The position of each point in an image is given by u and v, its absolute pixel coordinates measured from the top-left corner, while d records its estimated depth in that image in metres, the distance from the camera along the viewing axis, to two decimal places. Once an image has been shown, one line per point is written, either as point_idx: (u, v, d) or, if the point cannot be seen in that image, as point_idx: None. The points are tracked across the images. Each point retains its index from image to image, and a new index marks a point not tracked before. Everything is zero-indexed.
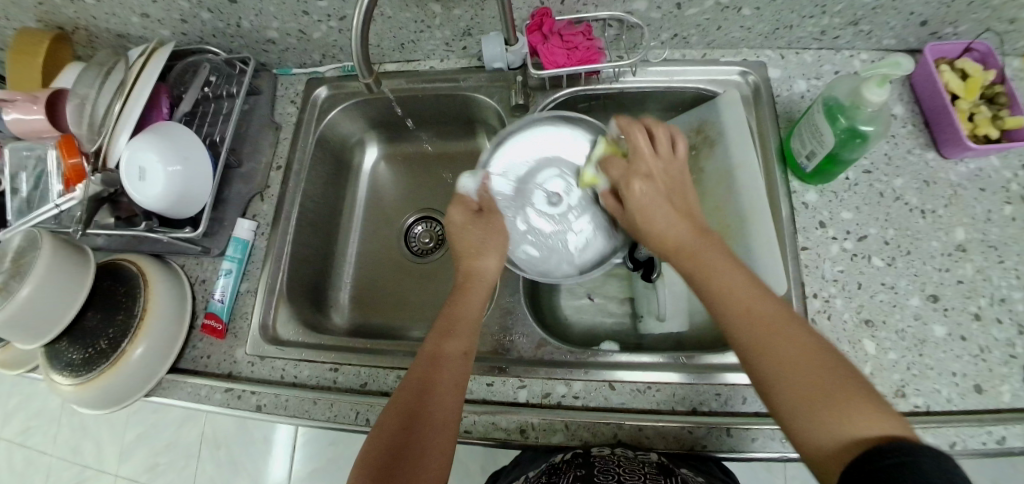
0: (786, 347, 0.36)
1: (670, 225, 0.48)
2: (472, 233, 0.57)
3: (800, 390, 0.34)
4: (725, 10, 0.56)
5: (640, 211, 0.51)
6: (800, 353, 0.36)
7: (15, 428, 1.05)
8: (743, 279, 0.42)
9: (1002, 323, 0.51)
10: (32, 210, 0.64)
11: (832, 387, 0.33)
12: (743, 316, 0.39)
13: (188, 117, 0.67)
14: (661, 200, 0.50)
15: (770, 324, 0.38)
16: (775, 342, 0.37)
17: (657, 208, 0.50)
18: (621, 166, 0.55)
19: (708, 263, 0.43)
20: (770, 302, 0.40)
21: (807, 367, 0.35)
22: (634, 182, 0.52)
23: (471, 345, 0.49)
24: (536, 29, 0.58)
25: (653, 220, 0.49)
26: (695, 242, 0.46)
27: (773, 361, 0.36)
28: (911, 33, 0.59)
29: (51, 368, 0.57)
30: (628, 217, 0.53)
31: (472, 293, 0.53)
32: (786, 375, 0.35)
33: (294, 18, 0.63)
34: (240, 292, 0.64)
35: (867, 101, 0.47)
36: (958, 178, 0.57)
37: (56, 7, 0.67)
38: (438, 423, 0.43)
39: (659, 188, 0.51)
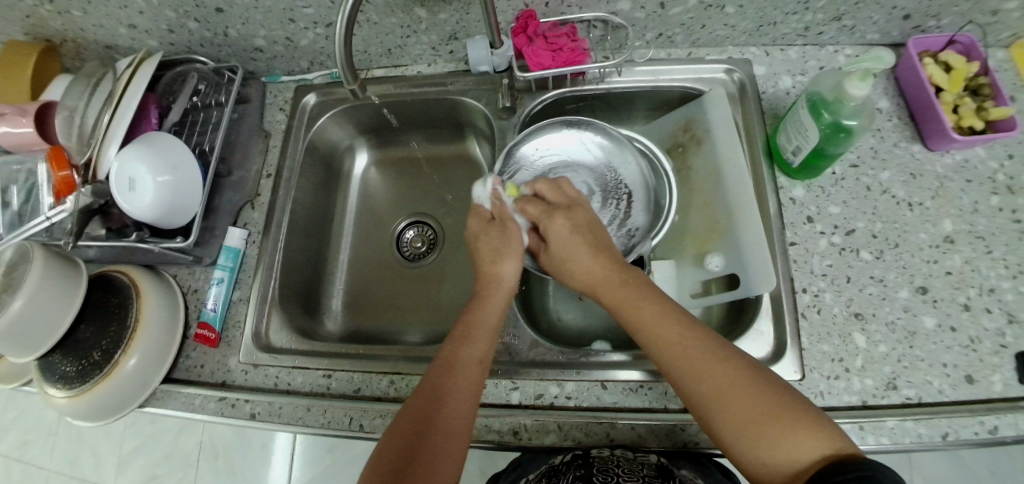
0: (721, 376, 0.39)
1: (594, 264, 0.49)
2: (489, 238, 0.54)
3: (743, 420, 0.37)
4: (709, 8, 0.57)
5: (562, 251, 0.51)
6: (731, 383, 0.38)
7: (12, 441, 1.04)
8: (671, 313, 0.44)
9: (992, 313, 0.51)
10: (24, 223, 0.64)
11: (773, 410, 0.36)
12: (675, 357, 0.42)
13: (177, 126, 0.67)
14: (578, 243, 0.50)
15: (699, 361, 0.40)
16: (708, 376, 0.39)
17: (578, 247, 0.50)
18: (539, 206, 0.54)
19: (633, 300, 0.45)
20: (695, 333, 0.42)
21: (739, 396, 0.38)
22: (554, 219, 0.52)
23: (487, 353, 0.48)
24: (520, 32, 0.59)
25: (575, 260, 0.50)
26: (620, 279, 0.47)
27: (710, 396, 0.39)
28: (893, 28, 0.60)
29: (45, 381, 0.57)
30: (551, 258, 0.52)
31: (492, 300, 0.52)
32: (725, 407, 0.38)
33: (281, 26, 0.63)
34: (232, 300, 0.64)
35: (850, 94, 0.47)
36: (945, 170, 0.58)
37: (44, 19, 0.67)
38: (451, 431, 0.43)
39: (579, 227, 0.51)
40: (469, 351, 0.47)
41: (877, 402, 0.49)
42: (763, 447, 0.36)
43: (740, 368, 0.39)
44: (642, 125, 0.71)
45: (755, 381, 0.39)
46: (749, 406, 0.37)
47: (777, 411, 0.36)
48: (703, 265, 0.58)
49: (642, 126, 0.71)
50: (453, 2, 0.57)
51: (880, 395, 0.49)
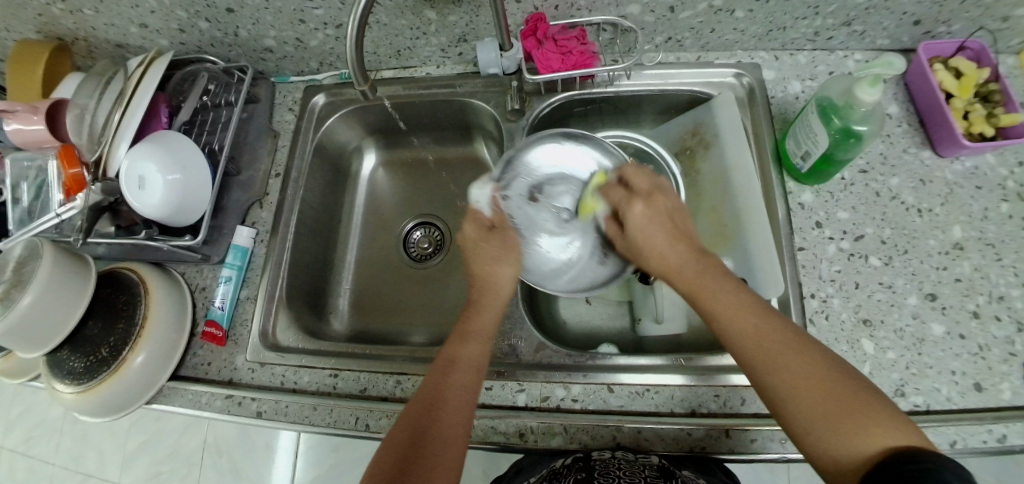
0: (799, 366, 0.37)
1: (673, 249, 0.49)
2: (486, 248, 0.56)
3: (819, 413, 0.35)
4: (718, 12, 0.57)
5: (641, 236, 0.51)
6: (806, 371, 0.37)
7: (18, 437, 1.05)
8: (748, 301, 0.42)
9: (1001, 320, 0.51)
10: (34, 220, 0.65)
11: (850, 406, 0.35)
12: (750, 339, 0.40)
13: (187, 125, 0.68)
14: (658, 224, 0.50)
15: (778, 348, 0.39)
16: (785, 365, 0.38)
17: (658, 233, 0.50)
18: (622, 192, 0.55)
19: (710, 286, 0.44)
20: (772, 323, 0.41)
21: (817, 389, 0.36)
22: (633, 205, 0.52)
23: (481, 361, 0.49)
24: (530, 35, 0.59)
25: (653, 245, 0.50)
26: (697, 265, 0.47)
27: (788, 388, 0.37)
28: (904, 33, 0.60)
29: (53, 377, 0.57)
30: (629, 241, 0.53)
31: (487, 309, 0.53)
32: (799, 397, 0.36)
33: (291, 26, 0.63)
34: (239, 299, 0.64)
35: (860, 100, 0.47)
36: (954, 176, 0.58)
37: (56, 18, 0.67)
38: (447, 437, 0.43)
39: (661, 213, 0.51)
40: (465, 356, 0.48)
41: None
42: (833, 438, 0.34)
43: (820, 361, 0.38)
44: (650, 129, 0.71)
45: (834, 377, 0.37)
46: (826, 399, 0.35)
47: (857, 407, 0.34)
48: None
49: (650, 130, 0.71)
50: (463, 4, 0.57)
51: None
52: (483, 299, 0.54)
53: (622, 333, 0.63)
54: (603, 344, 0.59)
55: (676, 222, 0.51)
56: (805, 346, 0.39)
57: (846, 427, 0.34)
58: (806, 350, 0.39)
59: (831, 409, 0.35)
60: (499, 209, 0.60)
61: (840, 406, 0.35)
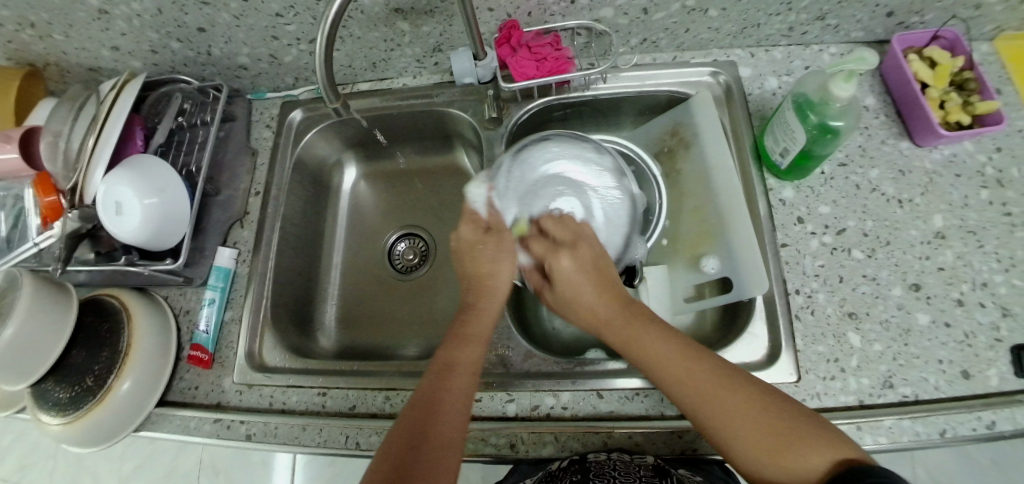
0: (738, 409, 0.39)
1: (598, 303, 0.47)
2: (483, 253, 0.54)
3: (760, 438, 0.37)
4: (692, 12, 0.57)
5: (566, 289, 0.49)
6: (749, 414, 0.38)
7: (11, 467, 1.03)
8: (674, 348, 0.42)
9: (985, 307, 0.51)
10: (12, 249, 0.64)
11: (785, 429, 0.37)
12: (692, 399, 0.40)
13: (163, 147, 0.67)
14: (582, 278, 0.48)
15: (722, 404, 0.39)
16: (718, 403, 0.39)
17: (583, 287, 0.48)
18: (545, 242, 0.53)
19: (641, 338, 0.44)
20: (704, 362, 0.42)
21: (751, 425, 0.38)
22: (559, 258, 0.50)
23: (477, 366, 0.48)
24: (503, 43, 0.58)
25: (579, 299, 0.48)
26: (621, 314, 0.47)
27: (723, 426, 0.39)
28: (878, 25, 0.60)
29: (38, 408, 0.56)
30: (556, 296, 0.50)
31: (483, 313, 0.51)
32: (735, 429, 0.38)
33: (265, 43, 0.63)
34: (224, 321, 0.64)
35: (836, 96, 0.48)
36: (933, 165, 0.58)
37: (26, 44, 0.67)
38: (441, 447, 0.42)
39: (586, 264, 0.50)
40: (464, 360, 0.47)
41: (874, 401, 0.49)
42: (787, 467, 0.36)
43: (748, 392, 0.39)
44: (630, 130, 0.71)
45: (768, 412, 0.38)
46: (761, 426, 0.38)
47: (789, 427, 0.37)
48: (698, 268, 0.58)
49: (631, 131, 0.71)
50: (436, 14, 0.57)
51: (877, 395, 0.49)
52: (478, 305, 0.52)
53: None
54: (591, 350, 0.60)
55: (600, 272, 0.49)
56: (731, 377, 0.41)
57: (782, 451, 0.36)
58: (733, 382, 0.40)
59: (769, 438, 0.37)
60: (495, 210, 0.58)
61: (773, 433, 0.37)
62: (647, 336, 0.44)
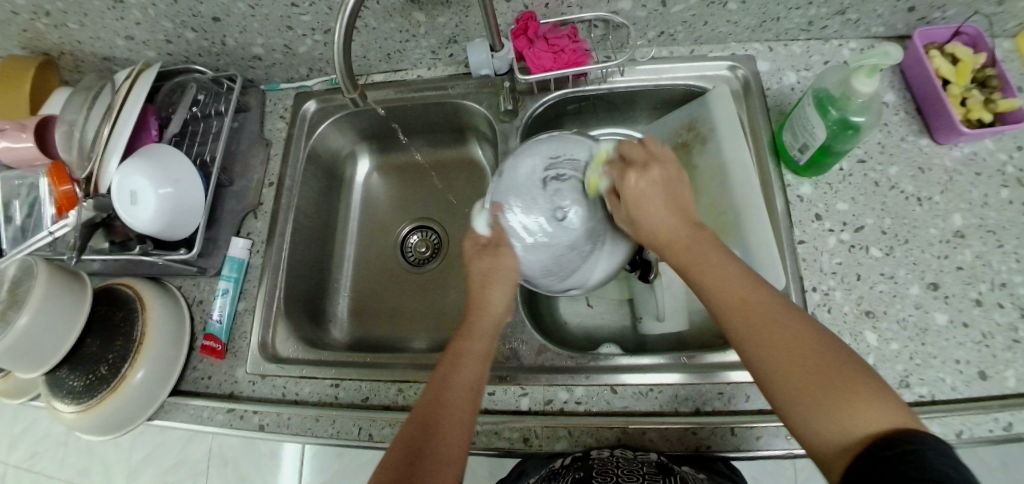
0: (782, 338, 0.36)
1: (667, 221, 0.45)
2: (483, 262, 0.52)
3: (805, 381, 0.33)
4: (711, 5, 0.56)
5: (633, 206, 0.47)
6: (789, 345, 0.35)
7: (23, 453, 1.04)
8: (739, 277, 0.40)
9: (1004, 307, 0.51)
10: (27, 238, 0.64)
11: (828, 374, 0.33)
12: (739, 318, 0.38)
13: (177, 137, 0.67)
14: (656, 194, 0.46)
15: (769, 328, 0.36)
16: (767, 331, 0.36)
17: (653, 201, 0.46)
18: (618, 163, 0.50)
19: (698, 261, 0.42)
20: (764, 295, 0.39)
21: (795, 359, 0.35)
22: (628, 177, 0.47)
23: (482, 369, 0.47)
24: (521, 34, 0.58)
25: (648, 214, 0.46)
26: (690, 237, 0.44)
27: (770, 357, 0.36)
28: (899, 20, 0.59)
29: (52, 396, 0.57)
30: (622, 213, 0.48)
31: (479, 325, 0.50)
32: (775, 360, 0.35)
33: (279, 33, 0.63)
34: (238, 311, 0.64)
35: (857, 91, 0.47)
36: (953, 163, 0.57)
37: (42, 33, 0.67)
38: (445, 458, 0.40)
39: (657, 185, 0.47)
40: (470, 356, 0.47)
41: None
42: (818, 416, 0.32)
43: (802, 331, 0.36)
44: (645, 125, 0.70)
45: (817, 355, 0.34)
46: (807, 369, 0.34)
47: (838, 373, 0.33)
48: None
49: (646, 126, 0.70)
50: (452, 5, 0.56)
51: None
52: (474, 319, 0.51)
53: (625, 331, 0.62)
54: (604, 344, 0.59)
55: (673, 196, 0.47)
56: (786, 313, 0.37)
57: (826, 401, 0.32)
58: (782, 314, 0.37)
59: (809, 381, 0.33)
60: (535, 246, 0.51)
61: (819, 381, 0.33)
62: (709, 261, 0.42)
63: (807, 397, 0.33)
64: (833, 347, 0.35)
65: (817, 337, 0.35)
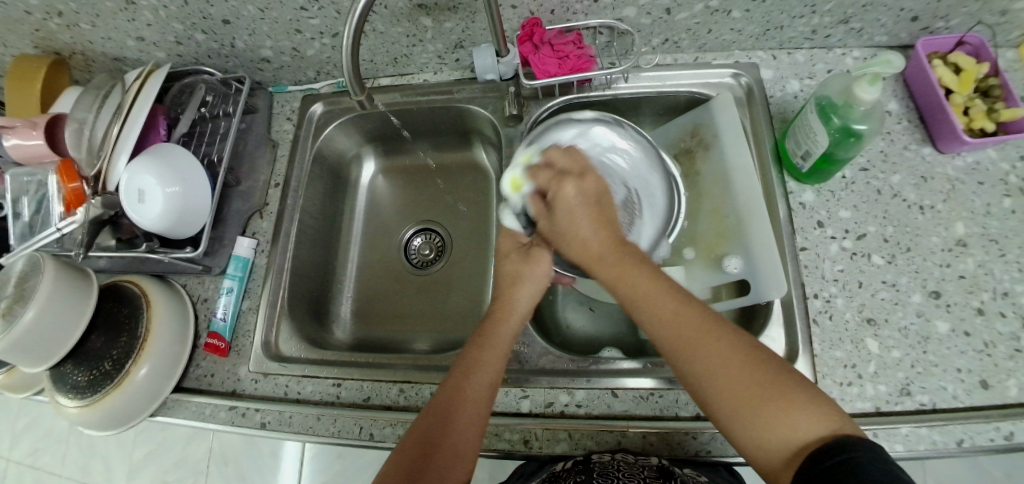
0: (716, 354, 0.37)
1: (596, 239, 0.45)
2: (516, 260, 0.52)
3: (745, 393, 0.36)
4: (715, 13, 0.56)
5: (565, 218, 0.46)
6: (719, 363, 0.37)
7: (25, 448, 1.05)
8: (670, 292, 0.41)
9: (1006, 316, 0.51)
10: (35, 234, 0.65)
11: (764, 390, 0.35)
12: (675, 336, 0.39)
13: (186, 137, 0.68)
14: (584, 210, 0.46)
15: (702, 347, 0.38)
16: (700, 352, 0.38)
17: (580, 218, 0.46)
18: (547, 173, 0.48)
19: (629, 279, 0.43)
20: (691, 310, 0.40)
21: (732, 375, 0.36)
22: (563, 186, 0.46)
23: (498, 372, 0.47)
24: (526, 40, 0.59)
25: (577, 231, 0.45)
26: (619, 256, 0.44)
27: (706, 376, 0.37)
28: (902, 29, 0.59)
29: (57, 391, 0.57)
30: (550, 226, 0.48)
31: (505, 323, 0.49)
32: (713, 377, 0.37)
33: (288, 36, 0.63)
34: (242, 310, 0.64)
35: (859, 98, 0.47)
36: (956, 172, 0.57)
37: (54, 33, 0.68)
38: (456, 453, 0.42)
39: (588, 196, 0.47)
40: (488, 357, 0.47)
41: (891, 409, 0.49)
42: (758, 427, 0.35)
43: (733, 347, 0.38)
44: (649, 130, 0.70)
45: (750, 370, 0.36)
46: (744, 381, 0.36)
47: (770, 382, 0.36)
48: (719, 268, 0.57)
49: (649, 131, 0.70)
50: (459, 11, 0.57)
51: (894, 401, 0.49)
52: (499, 315, 0.50)
53: (626, 336, 0.63)
54: (606, 348, 0.59)
55: (598, 208, 0.46)
56: (719, 327, 0.39)
57: (765, 416, 0.35)
58: (715, 330, 0.39)
59: (746, 394, 0.36)
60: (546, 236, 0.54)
61: (756, 389, 0.36)
62: (637, 280, 0.42)
63: (752, 412, 0.35)
64: (765, 358, 0.37)
65: (749, 349, 0.38)
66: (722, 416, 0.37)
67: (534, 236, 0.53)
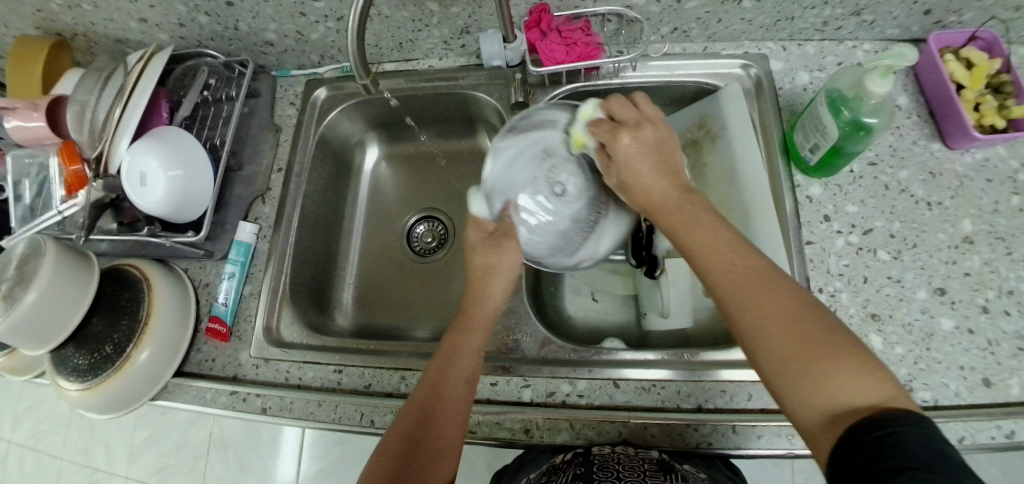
0: (772, 305, 0.35)
1: (656, 186, 0.44)
2: (484, 254, 0.49)
3: (793, 348, 0.33)
4: (725, 3, 0.56)
5: (622, 169, 0.45)
6: (773, 313, 0.35)
7: (26, 431, 1.05)
8: (731, 241, 0.39)
9: (1011, 315, 0.50)
10: (36, 217, 0.65)
11: (817, 348, 0.32)
12: (731, 282, 0.37)
13: (188, 121, 0.67)
14: (647, 158, 0.44)
15: (757, 297, 0.36)
16: (754, 300, 0.36)
17: (643, 166, 0.44)
18: (606, 123, 0.46)
19: (689, 224, 0.41)
20: (752, 261, 0.38)
21: (784, 327, 0.34)
22: (619, 138, 0.45)
23: (476, 367, 0.46)
24: (534, 26, 0.58)
25: (636, 178, 0.44)
26: (680, 204, 0.43)
27: (755, 324, 0.35)
28: (914, 23, 0.58)
29: (58, 374, 0.57)
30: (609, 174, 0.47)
31: (476, 319, 0.49)
32: (764, 327, 0.35)
33: (292, 20, 0.63)
34: (243, 296, 0.64)
35: (870, 91, 0.46)
36: (964, 168, 0.57)
37: (55, 13, 0.67)
38: (439, 455, 0.42)
39: (648, 147, 0.45)
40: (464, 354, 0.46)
41: None
42: (803, 381, 0.32)
43: (791, 300, 0.35)
44: None
45: (806, 325, 0.34)
46: (794, 335, 0.33)
47: (822, 340, 0.33)
48: None
49: (656, 122, 0.70)
50: None
51: None
52: (470, 312, 0.49)
53: (628, 327, 0.62)
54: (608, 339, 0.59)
55: (661, 159, 0.45)
56: (777, 281, 0.36)
57: (813, 370, 0.32)
58: (774, 282, 0.36)
59: (791, 347, 0.33)
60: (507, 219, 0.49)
61: (805, 349, 0.33)
62: (697, 226, 0.41)
63: (799, 365, 0.32)
64: (822, 318, 0.34)
65: (808, 307, 0.35)
66: (765, 365, 0.35)
67: (500, 222, 0.50)
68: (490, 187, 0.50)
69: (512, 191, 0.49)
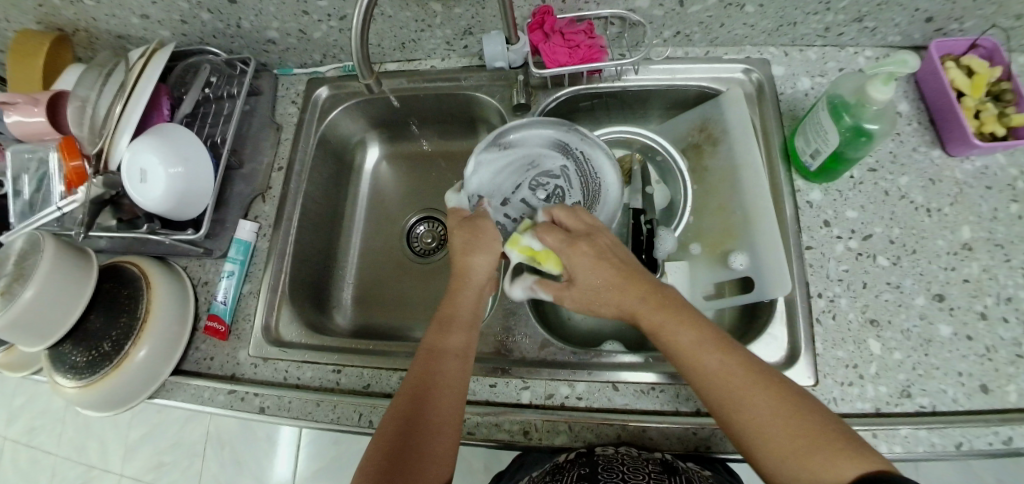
0: (759, 405, 0.37)
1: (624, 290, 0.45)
2: (460, 236, 0.52)
3: (782, 446, 0.35)
4: (729, 7, 0.56)
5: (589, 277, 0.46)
6: (762, 413, 0.36)
7: (20, 428, 1.05)
8: (705, 335, 0.41)
9: (1009, 322, 0.50)
10: (34, 213, 0.64)
11: (811, 436, 0.34)
12: (715, 384, 0.39)
13: (188, 118, 0.67)
14: (609, 264, 0.46)
15: (743, 396, 0.37)
16: (740, 400, 0.37)
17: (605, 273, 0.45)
18: (560, 234, 0.48)
19: (668, 327, 0.42)
20: (726, 356, 0.39)
21: (778, 425, 0.35)
22: (577, 248, 0.47)
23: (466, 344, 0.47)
24: (537, 28, 0.58)
25: (603, 285, 0.45)
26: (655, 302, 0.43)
27: (750, 427, 0.36)
28: (916, 30, 0.59)
29: (56, 370, 0.57)
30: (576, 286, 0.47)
31: (462, 293, 0.50)
32: (760, 427, 0.36)
33: (295, 18, 0.63)
34: (242, 294, 0.64)
35: (871, 97, 0.46)
36: (964, 176, 0.57)
37: (57, 8, 0.67)
38: (438, 428, 0.42)
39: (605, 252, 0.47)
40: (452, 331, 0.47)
41: (890, 409, 0.49)
42: (808, 473, 0.33)
43: (774, 393, 0.37)
44: (656, 124, 0.70)
45: (792, 417, 0.35)
46: (788, 428, 0.35)
47: (813, 433, 0.34)
48: (724, 264, 0.57)
49: (656, 125, 0.70)
50: None
51: (893, 403, 0.49)
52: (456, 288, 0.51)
53: (627, 330, 0.62)
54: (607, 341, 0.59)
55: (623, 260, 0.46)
56: (755, 373, 0.38)
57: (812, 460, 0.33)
58: (754, 375, 0.38)
59: (789, 445, 0.34)
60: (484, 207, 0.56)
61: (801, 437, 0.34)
62: (676, 330, 0.41)
63: (798, 457, 0.34)
64: (804, 403, 0.36)
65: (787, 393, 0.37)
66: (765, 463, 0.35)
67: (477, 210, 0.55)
68: (477, 189, 0.59)
69: (497, 192, 0.59)
